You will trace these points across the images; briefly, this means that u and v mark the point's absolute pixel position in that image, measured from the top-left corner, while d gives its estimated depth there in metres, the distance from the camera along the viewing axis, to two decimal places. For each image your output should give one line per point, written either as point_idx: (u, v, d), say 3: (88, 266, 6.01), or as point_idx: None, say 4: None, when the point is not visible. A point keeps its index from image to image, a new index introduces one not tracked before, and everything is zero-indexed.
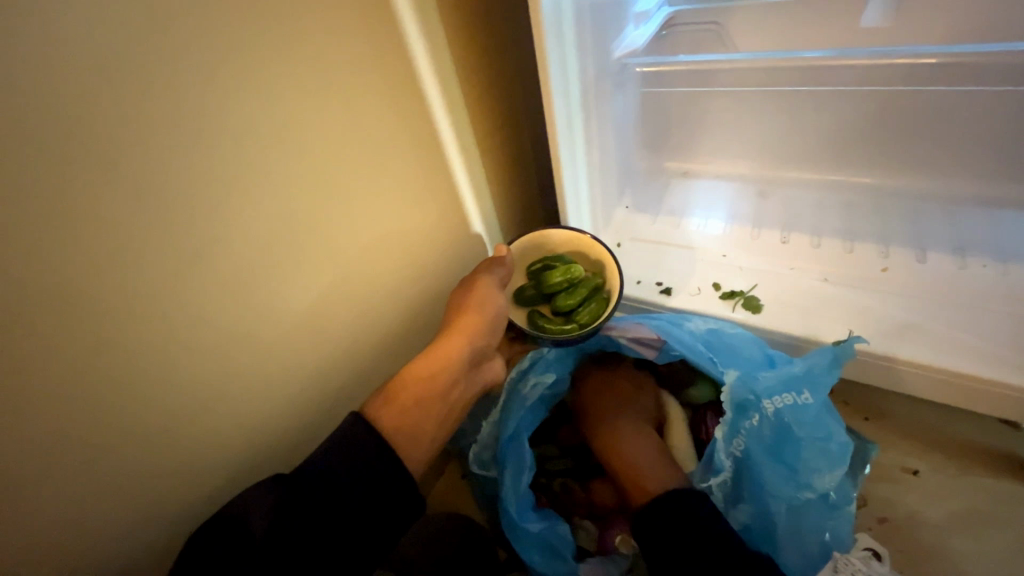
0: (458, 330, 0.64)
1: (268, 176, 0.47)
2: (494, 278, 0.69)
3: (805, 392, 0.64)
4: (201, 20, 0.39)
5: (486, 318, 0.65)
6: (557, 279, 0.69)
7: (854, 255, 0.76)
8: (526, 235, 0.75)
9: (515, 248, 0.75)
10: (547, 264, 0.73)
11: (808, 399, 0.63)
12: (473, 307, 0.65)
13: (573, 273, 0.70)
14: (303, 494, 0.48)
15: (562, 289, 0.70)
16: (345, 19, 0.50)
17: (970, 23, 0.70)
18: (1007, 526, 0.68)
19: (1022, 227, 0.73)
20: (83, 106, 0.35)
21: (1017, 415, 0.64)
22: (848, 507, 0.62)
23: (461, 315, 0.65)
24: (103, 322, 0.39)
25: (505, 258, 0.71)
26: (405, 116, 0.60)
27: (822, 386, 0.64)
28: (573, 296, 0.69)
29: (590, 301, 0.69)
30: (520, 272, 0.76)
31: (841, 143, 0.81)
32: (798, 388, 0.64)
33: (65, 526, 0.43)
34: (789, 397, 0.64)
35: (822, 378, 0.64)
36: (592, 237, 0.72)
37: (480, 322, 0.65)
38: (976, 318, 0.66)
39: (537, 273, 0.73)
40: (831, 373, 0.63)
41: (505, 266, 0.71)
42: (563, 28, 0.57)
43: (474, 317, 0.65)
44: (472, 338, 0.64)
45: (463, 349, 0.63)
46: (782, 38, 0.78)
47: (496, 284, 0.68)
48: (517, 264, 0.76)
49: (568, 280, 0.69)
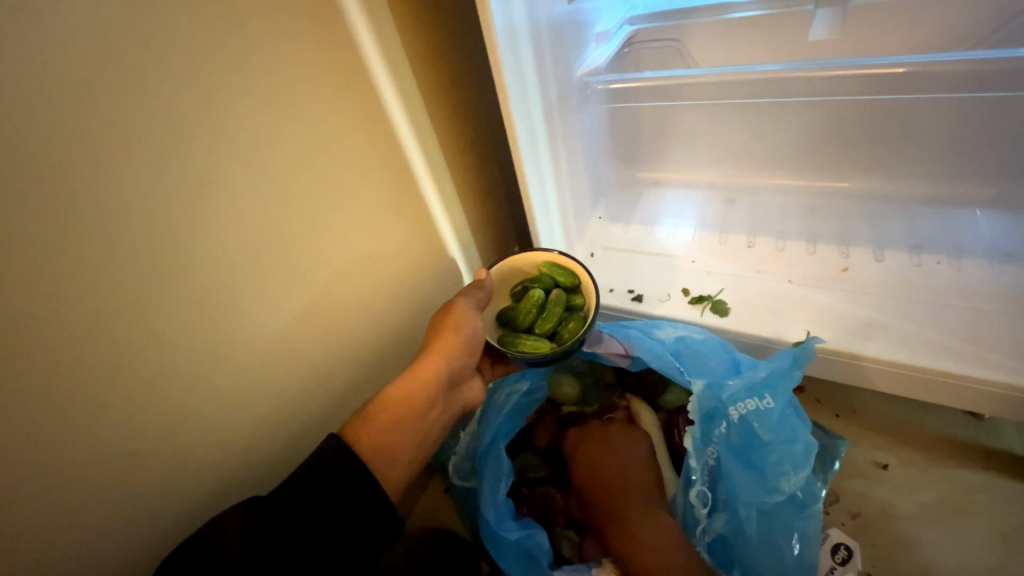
0: (436, 352, 0.64)
1: (235, 204, 0.48)
2: (470, 300, 0.69)
3: (767, 396, 0.65)
4: (167, 58, 0.41)
5: (461, 340, 0.65)
6: (526, 306, 0.71)
7: (817, 257, 0.79)
8: (504, 259, 0.76)
9: (494, 274, 0.76)
10: (521, 286, 0.74)
11: (770, 403, 0.65)
12: (448, 330, 0.66)
13: (539, 299, 0.71)
14: (279, 515, 0.49)
15: (536, 314, 0.71)
16: (309, 51, 0.51)
17: (910, 36, 0.74)
18: (973, 514, 0.70)
19: (973, 225, 0.77)
20: (45, 143, 0.36)
21: (978, 405, 0.66)
22: (816, 505, 0.62)
23: (439, 337, 0.65)
24: (68, 350, 0.40)
25: (484, 281, 0.72)
26: (373, 140, 0.61)
27: (783, 389, 0.65)
28: (548, 320, 0.70)
29: (567, 321, 0.70)
30: (500, 294, 0.77)
31: (801, 149, 0.84)
32: (760, 393, 0.65)
33: (38, 557, 0.43)
34: (752, 402, 0.65)
35: (783, 380, 0.65)
36: (567, 255, 0.74)
37: (458, 345, 0.65)
38: (931, 314, 0.69)
39: (517, 296, 0.75)
40: (791, 375, 0.65)
41: (483, 289, 0.71)
42: (521, 53, 0.60)
43: (450, 340, 0.65)
44: (449, 360, 0.64)
45: (439, 370, 0.63)
46: (738, 53, 0.82)
47: (472, 306, 0.68)
48: (498, 286, 0.77)
49: (538, 306, 0.71)
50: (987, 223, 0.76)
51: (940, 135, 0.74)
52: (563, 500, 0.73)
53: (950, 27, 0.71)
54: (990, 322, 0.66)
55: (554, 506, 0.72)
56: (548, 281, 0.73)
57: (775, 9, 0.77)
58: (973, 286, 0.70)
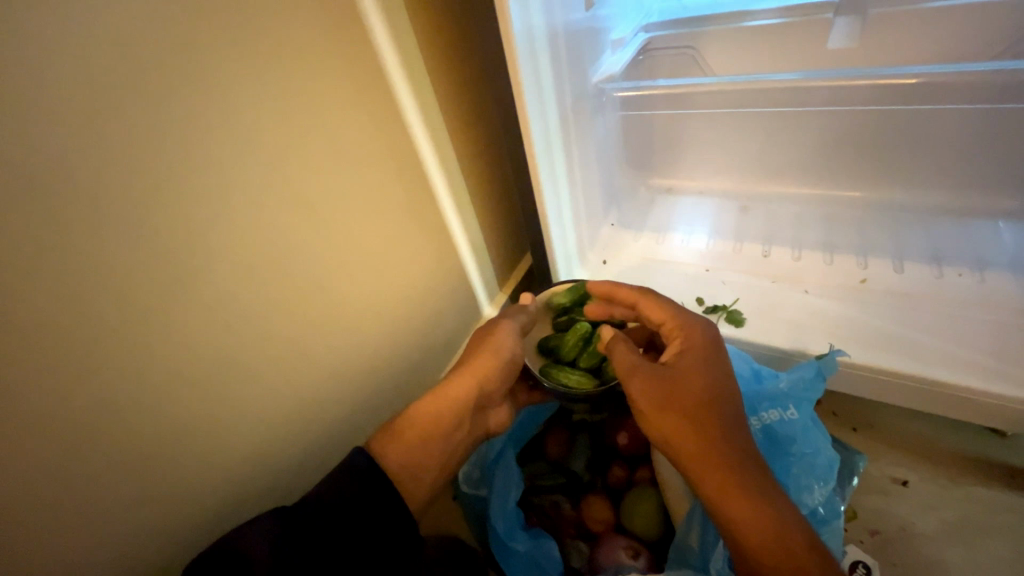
0: (474, 373, 0.63)
1: (253, 209, 0.49)
2: (514, 324, 0.68)
3: (791, 407, 0.64)
4: (189, 64, 0.41)
5: (500, 364, 0.65)
6: (572, 339, 0.70)
7: (834, 267, 0.78)
8: (553, 285, 0.75)
9: (540, 298, 0.75)
10: (567, 317, 0.73)
11: (794, 415, 0.63)
12: (490, 353, 0.65)
13: (586, 333, 0.69)
14: (302, 525, 0.48)
15: (581, 348, 0.70)
16: (328, 56, 0.52)
17: (931, 44, 0.73)
18: (996, 534, 0.68)
19: (994, 236, 0.75)
20: (70, 148, 0.36)
21: (1001, 421, 0.65)
22: (836, 523, 0.60)
23: (475, 358, 0.64)
24: (89, 353, 0.40)
25: (527, 307, 0.72)
26: (389, 145, 0.61)
27: (806, 401, 0.64)
28: (594, 355, 0.69)
29: (612, 358, 0.70)
30: (541, 319, 0.76)
31: (818, 157, 0.83)
32: (783, 404, 0.64)
33: (56, 563, 0.42)
34: (775, 412, 0.64)
35: (808, 393, 0.64)
36: None
37: (492, 367, 0.64)
38: (951, 327, 0.67)
39: (561, 325, 0.74)
40: (816, 386, 0.63)
41: (527, 315, 0.71)
42: (538, 59, 0.59)
43: (486, 361, 0.64)
44: (486, 383, 0.64)
45: (475, 391, 0.63)
46: (753, 61, 0.81)
47: (516, 331, 0.68)
48: (542, 310, 0.76)
49: (584, 340, 0.69)
50: (1010, 234, 0.75)
51: (962, 145, 0.73)
52: (574, 511, 0.72)
53: (971, 36, 0.70)
54: (1013, 335, 0.65)
55: (564, 516, 0.71)
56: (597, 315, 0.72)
57: (793, 16, 0.76)
58: (995, 298, 0.69)
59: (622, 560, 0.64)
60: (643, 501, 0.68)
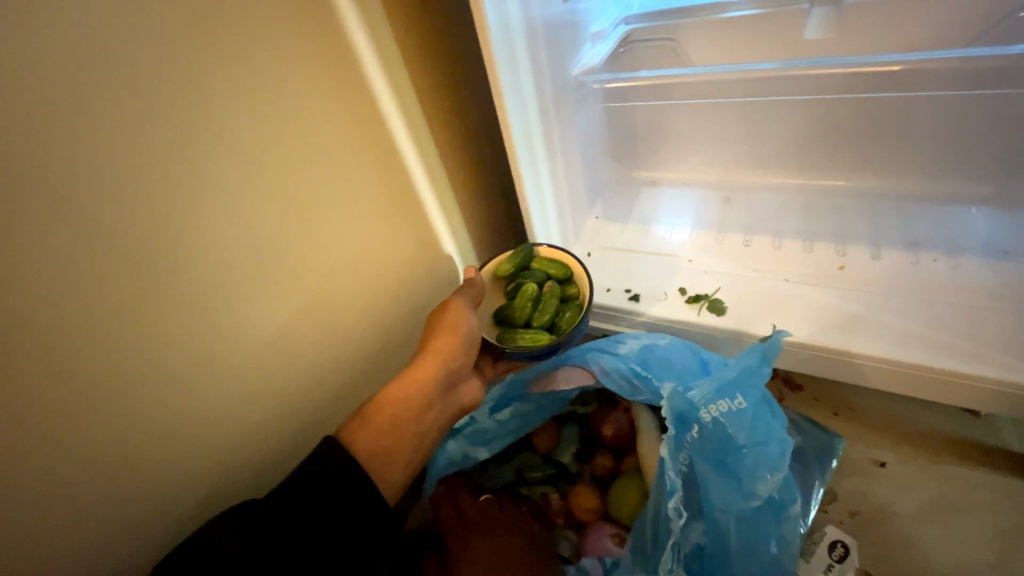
0: (433, 353, 0.64)
1: (229, 206, 0.48)
2: (465, 299, 0.69)
3: (738, 396, 0.63)
4: (159, 61, 0.41)
5: (458, 340, 0.65)
6: (521, 302, 0.71)
7: (813, 255, 0.79)
8: (496, 255, 0.76)
9: (485, 271, 0.76)
10: (514, 283, 0.74)
11: (743, 404, 0.62)
12: (445, 330, 0.65)
13: (533, 292, 0.71)
14: (275, 517, 0.49)
15: (532, 308, 0.71)
16: (302, 51, 0.51)
17: (905, 34, 0.74)
18: (972, 513, 0.69)
19: (968, 222, 0.77)
20: (38, 146, 0.36)
21: (977, 402, 0.66)
22: (793, 506, 0.60)
23: (436, 338, 0.65)
24: (64, 351, 0.40)
25: (475, 279, 0.72)
26: (368, 140, 0.61)
27: (752, 387, 0.63)
28: (545, 312, 0.70)
29: (563, 311, 0.71)
30: (492, 290, 0.76)
31: (797, 148, 0.84)
32: (732, 393, 0.63)
33: (37, 559, 0.43)
34: (724, 403, 0.63)
35: (752, 379, 0.63)
36: (563, 249, 0.75)
37: (454, 345, 0.65)
38: (927, 311, 0.69)
39: (509, 292, 0.75)
40: (759, 373, 0.62)
41: (476, 287, 0.71)
42: (516, 53, 0.59)
43: (447, 340, 0.65)
44: (446, 360, 0.64)
45: (437, 370, 0.64)
46: (733, 52, 0.82)
47: (468, 304, 0.68)
48: (490, 282, 0.76)
49: (533, 300, 0.71)
50: (983, 220, 0.76)
51: (938, 132, 0.74)
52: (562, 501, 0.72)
53: (945, 24, 0.71)
54: (986, 318, 0.66)
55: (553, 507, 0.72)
56: (541, 274, 0.73)
57: (771, 8, 0.76)
58: (969, 283, 0.70)
59: (609, 548, 0.66)
60: (631, 484, 0.69)
